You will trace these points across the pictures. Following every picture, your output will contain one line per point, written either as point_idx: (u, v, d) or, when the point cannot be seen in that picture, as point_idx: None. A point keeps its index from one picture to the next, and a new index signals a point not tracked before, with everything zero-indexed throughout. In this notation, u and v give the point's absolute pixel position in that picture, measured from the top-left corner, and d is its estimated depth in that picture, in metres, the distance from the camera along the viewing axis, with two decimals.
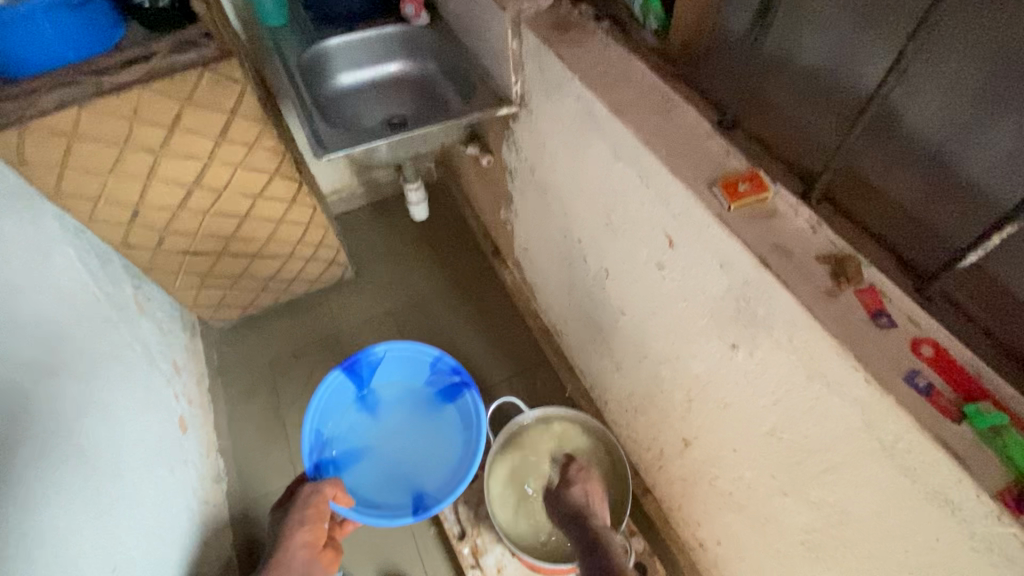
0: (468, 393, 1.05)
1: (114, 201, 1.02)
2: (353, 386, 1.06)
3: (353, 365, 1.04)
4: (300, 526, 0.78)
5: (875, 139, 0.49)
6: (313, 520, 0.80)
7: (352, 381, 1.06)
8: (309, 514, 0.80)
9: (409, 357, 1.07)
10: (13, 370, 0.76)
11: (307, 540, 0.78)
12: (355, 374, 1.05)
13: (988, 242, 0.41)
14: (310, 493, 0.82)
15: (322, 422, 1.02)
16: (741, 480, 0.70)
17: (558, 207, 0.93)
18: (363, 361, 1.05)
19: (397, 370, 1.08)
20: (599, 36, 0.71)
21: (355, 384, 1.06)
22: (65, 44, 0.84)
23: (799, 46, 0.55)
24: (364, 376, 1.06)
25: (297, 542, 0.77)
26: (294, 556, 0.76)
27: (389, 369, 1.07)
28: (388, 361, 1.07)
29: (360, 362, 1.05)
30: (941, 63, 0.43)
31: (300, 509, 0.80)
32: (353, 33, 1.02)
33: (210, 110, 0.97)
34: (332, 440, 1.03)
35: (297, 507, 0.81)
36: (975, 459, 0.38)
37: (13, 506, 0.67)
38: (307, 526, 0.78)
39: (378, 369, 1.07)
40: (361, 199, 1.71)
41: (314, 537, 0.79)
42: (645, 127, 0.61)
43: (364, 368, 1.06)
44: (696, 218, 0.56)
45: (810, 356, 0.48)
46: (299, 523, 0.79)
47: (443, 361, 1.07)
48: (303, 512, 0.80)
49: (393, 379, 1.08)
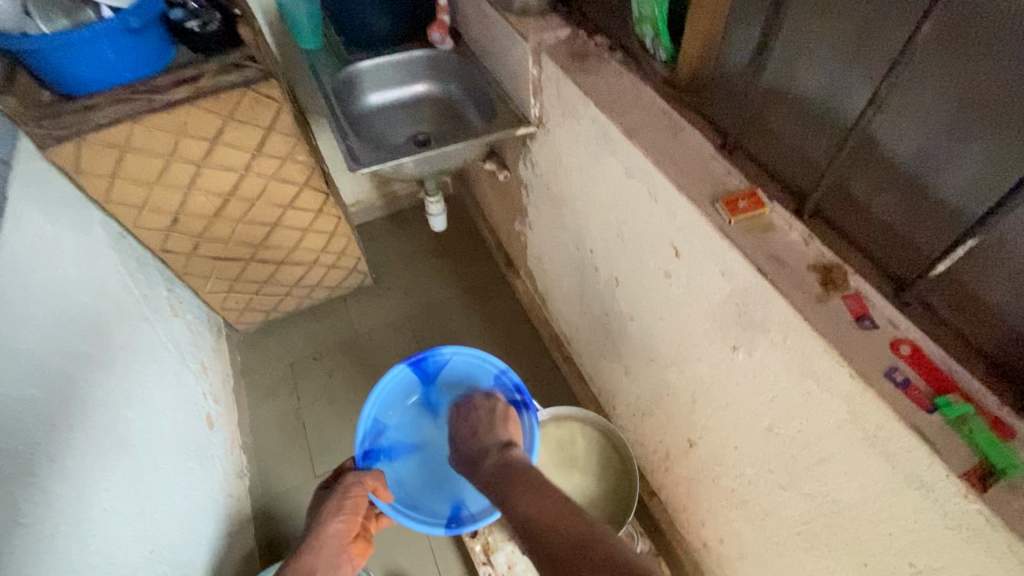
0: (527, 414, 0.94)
1: (156, 209, 1.10)
2: (415, 382, 1.00)
3: (420, 360, 0.98)
4: (336, 515, 0.81)
5: (860, 163, 0.55)
6: (349, 512, 0.82)
7: (416, 376, 1.00)
8: (348, 505, 0.82)
9: (477, 363, 1.00)
10: (65, 362, 0.83)
11: (341, 529, 0.80)
12: (420, 370, 0.99)
13: (955, 252, 0.47)
14: (350, 483, 0.84)
15: (382, 410, 0.97)
16: (743, 477, 0.75)
17: (571, 220, 0.99)
18: (431, 359, 1.00)
19: (465, 372, 1.01)
20: (613, 65, 0.79)
21: (418, 380, 1.00)
22: (123, 66, 0.93)
23: (795, 77, 0.60)
24: (429, 374, 1.00)
25: (331, 530, 0.80)
26: (327, 542, 0.79)
27: (456, 370, 1.00)
28: (456, 361, 1.00)
29: (428, 358, 0.99)
30: (914, 98, 0.48)
31: (338, 498, 0.82)
32: (383, 56, 1.10)
33: (250, 126, 1.05)
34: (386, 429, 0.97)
35: (337, 496, 0.83)
36: (946, 445, 0.43)
37: (64, 487, 0.73)
38: (343, 517, 0.81)
39: (444, 368, 1.00)
40: (380, 210, 1.78)
41: (348, 527, 0.81)
42: (655, 147, 0.67)
43: (430, 365, 1.00)
44: (700, 231, 0.61)
45: (803, 355, 0.54)
46: (336, 512, 0.81)
47: (508, 375, 0.97)
48: (341, 502, 0.82)
49: (455, 384, 1.00)
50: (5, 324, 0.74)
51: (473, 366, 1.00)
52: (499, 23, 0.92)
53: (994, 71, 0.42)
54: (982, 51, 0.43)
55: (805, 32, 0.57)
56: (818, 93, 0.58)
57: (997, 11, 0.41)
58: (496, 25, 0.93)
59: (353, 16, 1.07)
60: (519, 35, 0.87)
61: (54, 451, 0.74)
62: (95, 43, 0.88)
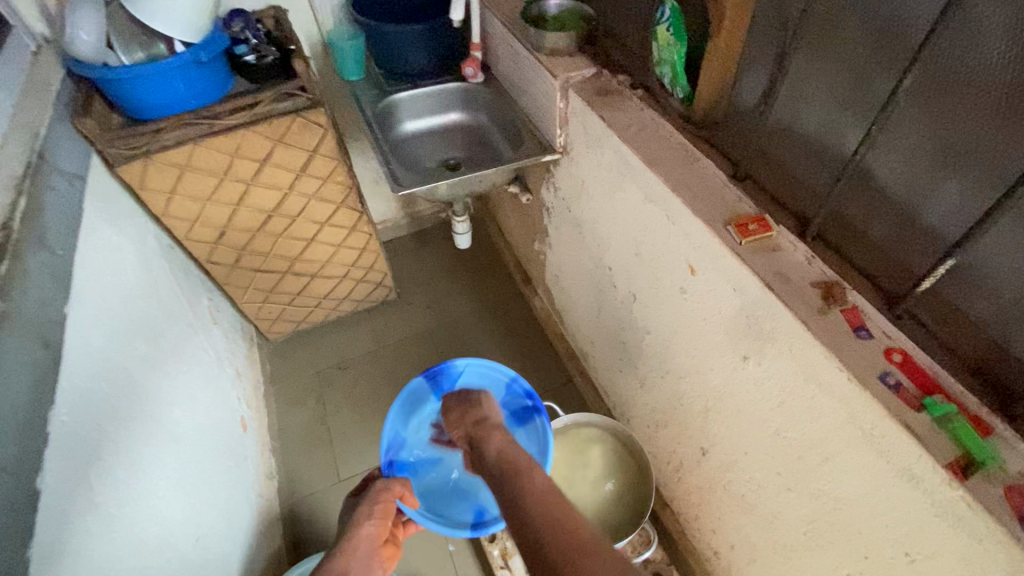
0: (541, 419, 1.00)
1: (206, 223, 1.19)
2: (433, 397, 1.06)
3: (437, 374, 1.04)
4: (368, 518, 0.80)
5: (855, 194, 0.62)
6: (380, 515, 0.81)
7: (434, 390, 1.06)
8: (378, 509, 0.81)
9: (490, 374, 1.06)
10: (125, 360, 0.91)
11: (372, 532, 0.78)
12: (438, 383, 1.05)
13: (939, 270, 0.55)
14: (381, 489, 0.85)
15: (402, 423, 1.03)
16: (752, 481, 0.80)
17: (592, 240, 1.06)
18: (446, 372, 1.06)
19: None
20: (634, 101, 0.88)
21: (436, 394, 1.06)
22: (189, 94, 1.03)
23: (796, 117, 0.67)
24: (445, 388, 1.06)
25: (363, 533, 0.78)
26: (359, 545, 0.76)
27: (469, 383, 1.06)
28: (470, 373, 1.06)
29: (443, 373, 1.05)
30: (901, 137, 0.55)
31: (369, 503, 0.82)
32: (420, 88, 1.20)
33: (297, 149, 1.14)
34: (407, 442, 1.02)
35: (368, 500, 0.83)
36: (933, 439, 0.49)
37: (124, 473, 0.80)
38: (374, 520, 0.80)
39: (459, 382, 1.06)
40: (404, 229, 1.87)
41: (379, 531, 0.79)
42: (672, 175, 0.75)
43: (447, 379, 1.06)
44: (713, 250, 0.69)
45: (806, 362, 0.60)
46: (366, 515, 0.80)
47: (520, 383, 1.04)
48: (372, 506, 0.82)
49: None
50: (80, 324, 0.82)
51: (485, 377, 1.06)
52: (527, 60, 1.01)
53: (967, 118, 0.49)
54: (958, 100, 0.49)
55: (806, 77, 0.64)
56: (818, 130, 0.65)
57: (968, 69, 0.48)
58: (524, 62, 1.03)
59: (392, 51, 1.18)
60: (548, 72, 0.96)
61: (117, 439, 0.81)
62: (167, 75, 0.98)
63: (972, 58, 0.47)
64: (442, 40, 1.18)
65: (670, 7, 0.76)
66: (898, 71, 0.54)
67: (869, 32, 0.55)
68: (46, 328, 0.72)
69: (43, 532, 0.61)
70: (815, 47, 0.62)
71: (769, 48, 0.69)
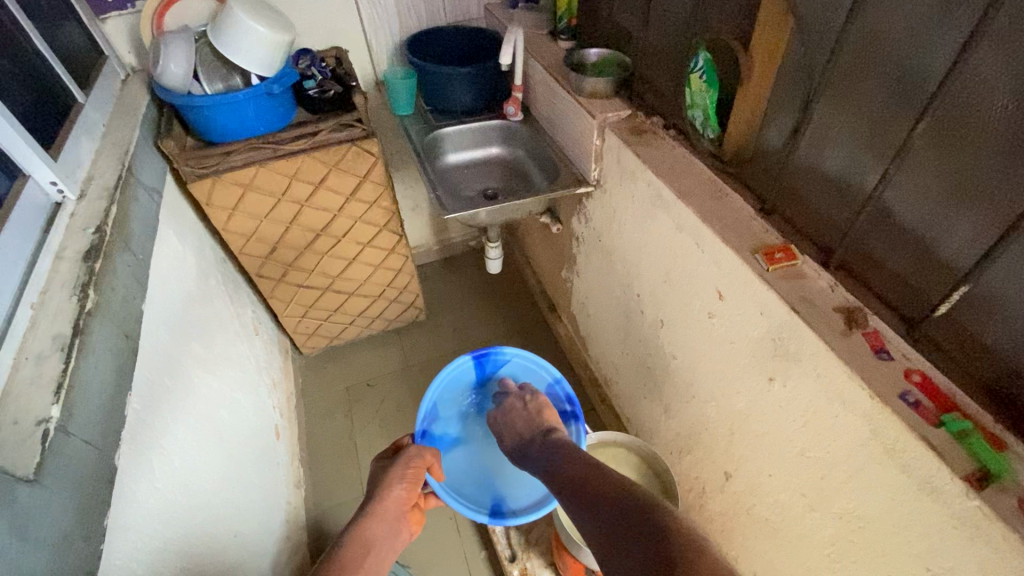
0: (575, 425, 1.01)
1: (261, 239, 1.28)
2: (472, 377, 1.08)
3: (483, 356, 1.07)
4: (399, 481, 0.84)
5: (874, 227, 0.68)
6: (410, 480, 0.85)
7: (475, 371, 1.08)
8: (410, 475, 0.86)
9: (534, 370, 1.08)
10: (185, 360, 0.98)
11: (401, 496, 0.84)
12: (481, 366, 1.07)
13: (953, 297, 0.60)
14: (413, 455, 0.88)
15: (442, 398, 1.05)
16: (776, 504, 0.82)
17: (621, 268, 1.12)
18: (492, 358, 1.08)
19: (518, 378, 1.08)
20: (666, 141, 0.95)
21: (476, 376, 1.08)
22: (258, 121, 1.13)
23: (819, 159, 0.74)
24: (486, 372, 1.08)
25: (393, 495, 0.83)
26: (388, 508, 0.82)
27: (513, 373, 1.08)
28: (514, 364, 1.08)
29: (490, 356, 1.07)
30: (915, 179, 0.61)
31: (401, 467, 0.86)
32: (464, 124, 1.31)
33: (349, 174, 1.24)
34: (440, 418, 1.04)
35: (399, 464, 0.87)
36: (951, 453, 0.53)
37: (180, 463, 0.86)
38: (405, 483, 0.85)
39: (501, 370, 1.08)
40: (435, 255, 1.96)
41: (409, 495, 0.84)
42: (703, 207, 0.82)
43: (490, 364, 1.07)
44: (742, 276, 0.74)
45: (830, 381, 0.64)
46: (399, 479, 0.85)
47: (561, 386, 1.06)
48: (404, 470, 0.86)
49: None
50: (151, 322, 0.89)
51: (529, 371, 1.08)
52: (566, 101, 1.10)
53: (975, 164, 0.55)
54: (965, 148, 0.55)
55: (828, 124, 0.71)
56: (839, 171, 0.71)
57: (973, 122, 0.54)
58: (563, 103, 1.13)
59: (440, 90, 1.29)
60: (586, 112, 1.05)
61: (174, 432, 0.87)
62: (241, 104, 1.08)
63: (976, 110, 0.54)
64: (487, 81, 1.30)
65: (704, 57, 0.84)
66: (911, 119, 0.60)
67: (884, 86, 0.62)
68: (128, 323, 0.79)
69: (116, 506, 0.67)
70: (835, 98, 0.69)
71: (793, 97, 0.76)
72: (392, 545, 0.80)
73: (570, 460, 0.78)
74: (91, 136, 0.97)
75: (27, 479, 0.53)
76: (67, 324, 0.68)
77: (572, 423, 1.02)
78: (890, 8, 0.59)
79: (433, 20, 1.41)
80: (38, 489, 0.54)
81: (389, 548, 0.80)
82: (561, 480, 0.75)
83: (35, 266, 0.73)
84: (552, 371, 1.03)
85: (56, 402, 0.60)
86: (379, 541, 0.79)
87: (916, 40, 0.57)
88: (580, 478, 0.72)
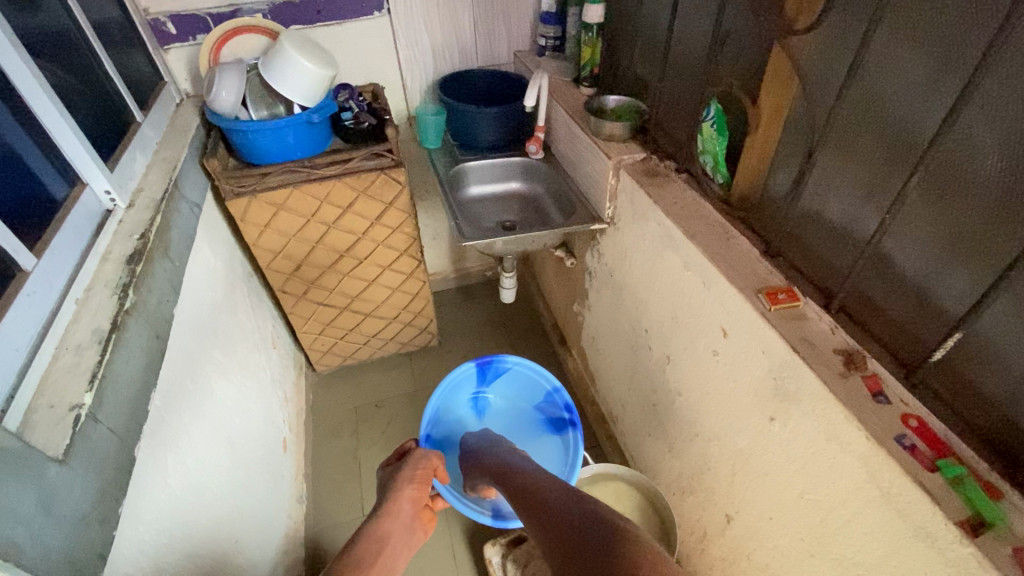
0: (572, 433, 1.05)
1: (288, 256, 1.34)
2: (474, 384, 1.11)
3: (486, 364, 1.10)
4: (410, 482, 0.85)
5: (874, 272, 0.70)
6: (420, 481, 0.86)
7: (477, 378, 1.11)
8: (419, 475, 0.86)
9: (533, 378, 1.12)
10: (206, 364, 1.02)
11: (413, 496, 0.84)
12: (482, 373, 1.10)
13: (949, 342, 0.62)
14: (419, 458, 0.90)
15: (445, 405, 1.09)
16: (776, 549, 0.80)
17: (631, 303, 1.15)
18: (494, 366, 1.11)
19: (517, 386, 1.13)
20: (678, 184, 1.00)
21: (478, 382, 1.11)
22: (297, 146, 1.19)
23: (823, 207, 0.77)
24: (488, 379, 1.12)
25: (406, 495, 0.84)
26: (403, 508, 0.83)
27: (512, 381, 1.12)
28: (514, 372, 1.12)
29: (493, 364, 1.10)
30: (913, 227, 0.64)
31: (410, 468, 0.87)
32: (488, 159, 1.39)
33: (375, 201, 1.30)
34: (440, 423, 1.08)
35: (409, 466, 0.88)
36: (944, 499, 0.54)
37: (191, 461, 0.88)
38: (415, 484, 0.85)
39: (502, 377, 1.12)
40: (452, 283, 2.02)
41: (419, 495, 0.85)
42: (710, 247, 0.85)
43: (492, 371, 1.11)
44: (746, 316, 0.77)
45: (828, 423, 0.65)
46: (409, 479, 0.86)
47: (560, 395, 1.09)
48: (414, 471, 0.87)
49: (507, 393, 1.13)
50: (178, 326, 0.94)
51: (528, 380, 1.12)
52: (585, 142, 1.16)
53: (968, 216, 0.57)
54: (959, 201, 0.58)
55: (831, 175, 0.75)
56: (841, 218, 0.74)
57: (964, 179, 0.57)
58: (582, 143, 1.19)
59: (467, 127, 1.38)
60: (603, 153, 1.10)
61: (189, 430, 0.90)
62: (280, 130, 1.14)
63: (967, 167, 0.57)
64: (511, 121, 1.37)
65: (716, 108, 0.89)
66: (908, 172, 0.63)
67: (884, 139, 0.66)
68: (159, 323, 0.83)
69: (131, 496, 0.70)
70: (838, 149, 0.72)
71: (798, 147, 0.80)
72: (408, 544, 0.81)
73: (535, 471, 0.78)
74: (144, 150, 1.06)
75: (56, 459, 0.56)
76: (107, 320, 0.73)
77: (570, 430, 1.05)
78: (890, 69, 0.63)
79: (465, 63, 1.51)
80: (66, 470, 0.57)
81: (402, 546, 0.80)
82: (520, 494, 0.74)
83: (83, 265, 0.79)
84: (553, 379, 1.06)
85: (89, 390, 0.64)
86: (393, 539, 0.79)
87: (913, 99, 0.61)
88: (545, 493, 0.71)
